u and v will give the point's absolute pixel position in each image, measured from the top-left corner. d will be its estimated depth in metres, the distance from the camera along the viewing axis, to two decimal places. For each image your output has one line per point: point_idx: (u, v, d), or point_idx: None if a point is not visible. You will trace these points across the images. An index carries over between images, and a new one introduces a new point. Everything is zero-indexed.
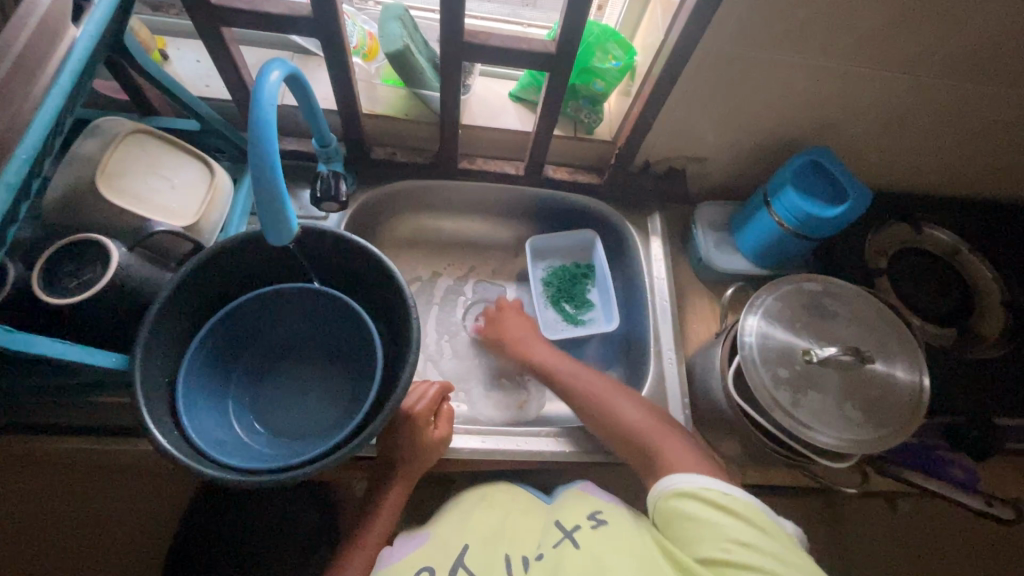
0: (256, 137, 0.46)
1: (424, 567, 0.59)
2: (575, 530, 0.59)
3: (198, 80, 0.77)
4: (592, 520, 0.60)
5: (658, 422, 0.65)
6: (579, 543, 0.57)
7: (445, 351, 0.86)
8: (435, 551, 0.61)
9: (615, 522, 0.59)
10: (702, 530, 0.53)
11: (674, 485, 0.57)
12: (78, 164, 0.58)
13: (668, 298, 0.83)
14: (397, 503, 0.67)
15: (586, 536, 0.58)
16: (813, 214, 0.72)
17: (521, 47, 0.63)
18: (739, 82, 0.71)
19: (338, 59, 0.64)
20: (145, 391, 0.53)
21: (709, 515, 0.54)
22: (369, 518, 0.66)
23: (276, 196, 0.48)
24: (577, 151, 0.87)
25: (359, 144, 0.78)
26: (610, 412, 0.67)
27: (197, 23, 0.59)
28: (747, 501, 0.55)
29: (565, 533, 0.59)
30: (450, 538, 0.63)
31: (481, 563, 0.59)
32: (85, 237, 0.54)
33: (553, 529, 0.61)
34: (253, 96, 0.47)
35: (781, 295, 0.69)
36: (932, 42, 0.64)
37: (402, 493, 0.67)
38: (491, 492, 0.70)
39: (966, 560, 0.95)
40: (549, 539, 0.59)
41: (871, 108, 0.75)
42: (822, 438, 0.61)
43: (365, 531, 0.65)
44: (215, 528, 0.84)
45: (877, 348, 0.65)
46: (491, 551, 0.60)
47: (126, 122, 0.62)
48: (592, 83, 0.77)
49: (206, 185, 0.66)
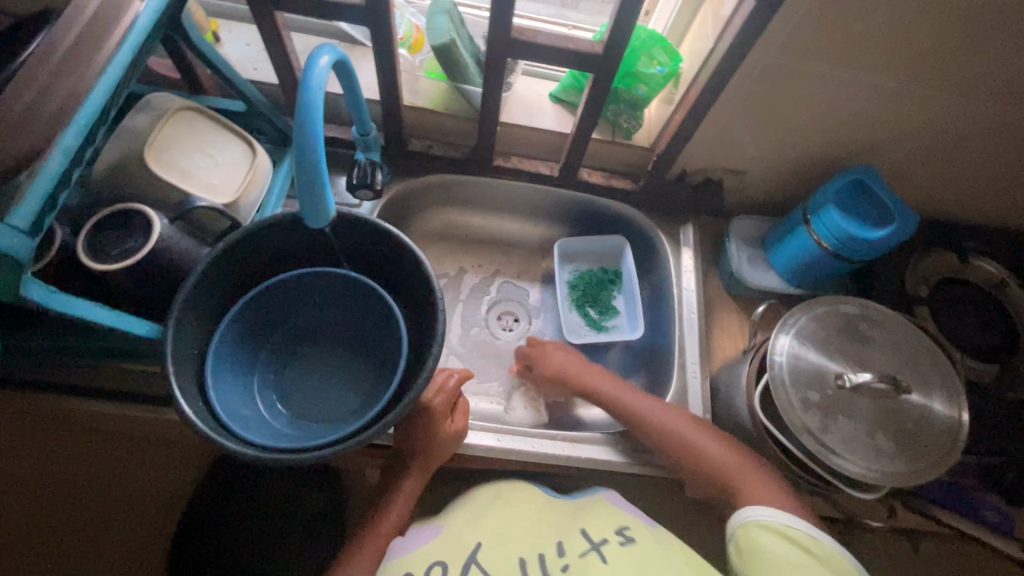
0: (302, 118, 0.47)
1: (437, 562, 0.60)
2: (603, 543, 0.61)
3: (246, 63, 0.79)
4: (619, 536, 0.61)
5: (739, 457, 0.64)
6: (607, 558, 0.59)
7: (466, 348, 0.86)
8: (448, 544, 0.62)
9: (642, 540, 0.61)
10: (783, 564, 0.54)
11: (753, 515, 0.59)
12: (129, 137, 0.59)
13: (695, 311, 0.81)
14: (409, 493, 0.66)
15: (613, 553, 0.60)
16: (854, 235, 0.70)
17: (567, 47, 0.62)
18: (785, 95, 0.69)
19: (384, 49, 0.65)
20: (175, 361, 0.54)
21: (791, 552, 0.55)
22: (384, 503, 0.66)
23: (316, 179, 0.49)
24: (613, 156, 0.86)
25: (397, 135, 0.79)
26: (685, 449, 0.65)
27: (251, 7, 0.61)
28: (829, 546, 0.55)
29: (592, 545, 0.61)
30: (464, 535, 0.63)
31: (492, 560, 0.60)
32: (129, 207, 0.56)
33: (579, 535, 0.62)
34: (302, 79, 0.48)
35: (815, 315, 0.67)
36: (993, 66, 0.61)
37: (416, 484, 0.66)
38: (505, 489, 0.69)
39: None
40: (574, 548, 0.61)
41: (923, 130, 0.72)
42: (850, 466, 0.58)
43: (381, 519, 0.65)
44: (228, 502, 0.85)
45: (913, 378, 0.63)
46: (505, 553, 0.61)
47: (176, 99, 0.63)
48: (634, 88, 0.76)
49: (247, 165, 0.67)
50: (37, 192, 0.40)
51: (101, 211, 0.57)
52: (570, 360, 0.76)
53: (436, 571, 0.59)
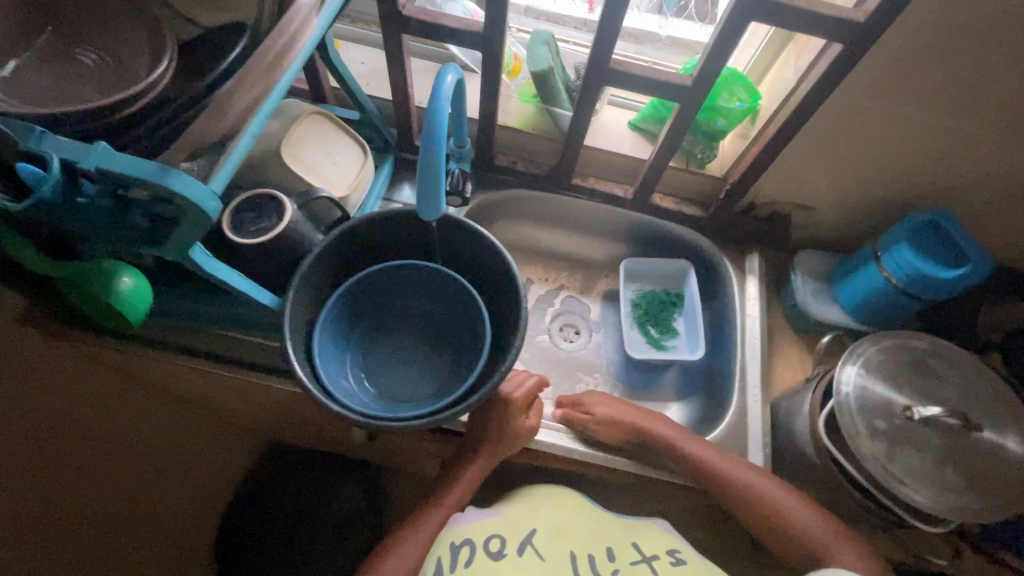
0: (429, 121, 0.53)
1: (495, 535, 0.64)
2: (653, 559, 0.63)
3: (362, 79, 0.89)
4: (671, 556, 0.64)
5: (795, 499, 0.67)
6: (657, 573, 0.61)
7: (529, 353, 0.91)
8: (509, 524, 0.65)
9: (691, 564, 0.63)
10: None
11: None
12: (269, 136, 0.69)
13: (758, 337, 0.83)
14: (474, 480, 0.70)
15: (664, 568, 0.62)
16: (926, 274, 0.71)
17: (659, 78, 0.68)
18: (864, 135, 0.72)
19: (491, 71, 0.72)
20: (292, 324, 0.61)
21: None
22: (445, 483, 0.70)
23: (436, 175, 0.55)
24: (685, 184, 0.91)
25: (487, 150, 0.87)
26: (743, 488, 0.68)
27: (384, 31, 0.70)
28: None
29: (643, 557, 0.63)
30: (522, 519, 0.66)
31: (549, 549, 0.63)
32: (264, 192, 0.64)
33: (631, 547, 0.64)
34: (433, 91, 0.55)
35: (884, 347, 0.68)
36: None
37: (481, 471, 0.70)
38: (561, 494, 0.71)
39: None
40: (626, 557, 0.63)
41: (1002, 176, 0.73)
42: (917, 497, 0.59)
43: (442, 494, 0.69)
44: (279, 494, 0.99)
45: (986, 416, 0.63)
46: (559, 545, 0.63)
47: (306, 105, 0.72)
48: (714, 121, 0.81)
49: (358, 165, 0.75)
50: (229, 167, 0.47)
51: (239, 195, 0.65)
52: (611, 404, 0.75)
53: (495, 543, 0.63)
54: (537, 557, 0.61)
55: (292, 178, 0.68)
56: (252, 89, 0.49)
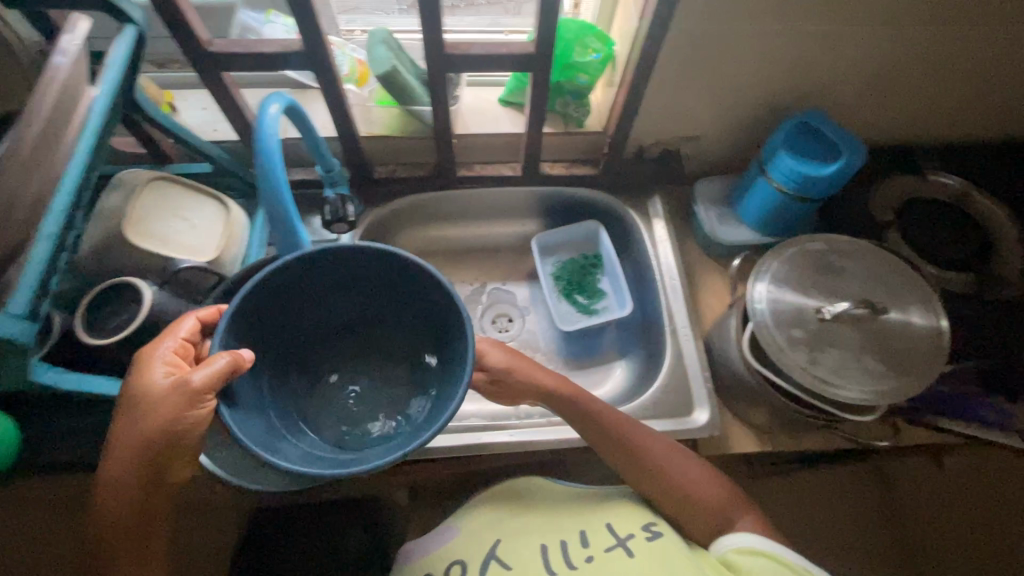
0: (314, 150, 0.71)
1: (458, 561, 0.65)
2: (628, 538, 0.62)
3: (206, 126, 0.81)
4: (646, 531, 0.63)
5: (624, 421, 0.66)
6: (631, 552, 0.61)
7: None
8: (518, 544, 0.64)
9: (666, 535, 0.62)
10: (525, 542, 0.65)
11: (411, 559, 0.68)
12: (108, 216, 0.62)
13: (677, 276, 0.84)
14: (196, 356, 0.54)
15: (640, 546, 0.61)
16: (808, 175, 0.73)
17: (502, 52, 0.64)
18: (724, 52, 0.72)
19: (332, 89, 0.67)
20: None
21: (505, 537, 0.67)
22: None
23: (331, 167, 0.74)
24: (570, 145, 0.88)
25: (361, 165, 0.81)
26: (627, 438, 0.65)
27: (202, 75, 0.62)
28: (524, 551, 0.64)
29: (618, 541, 0.63)
30: (592, 537, 0.64)
31: (521, 553, 0.63)
32: (113, 280, 0.58)
33: (604, 532, 0.64)
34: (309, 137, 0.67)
35: (787, 258, 0.68)
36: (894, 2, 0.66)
37: (187, 362, 0.52)
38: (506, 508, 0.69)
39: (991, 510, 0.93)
40: (599, 544, 0.63)
41: (830, 67, 0.75)
42: (852, 395, 0.61)
43: None
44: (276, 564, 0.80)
45: (887, 298, 0.65)
46: (526, 542, 0.65)
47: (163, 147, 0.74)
48: (576, 78, 0.79)
49: (223, 222, 0.69)
50: (38, 254, 0.45)
51: (92, 264, 0.62)
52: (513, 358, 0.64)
53: (456, 571, 0.64)
54: (503, 567, 0.62)
55: (135, 250, 0.61)
56: (34, 183, 0.43)
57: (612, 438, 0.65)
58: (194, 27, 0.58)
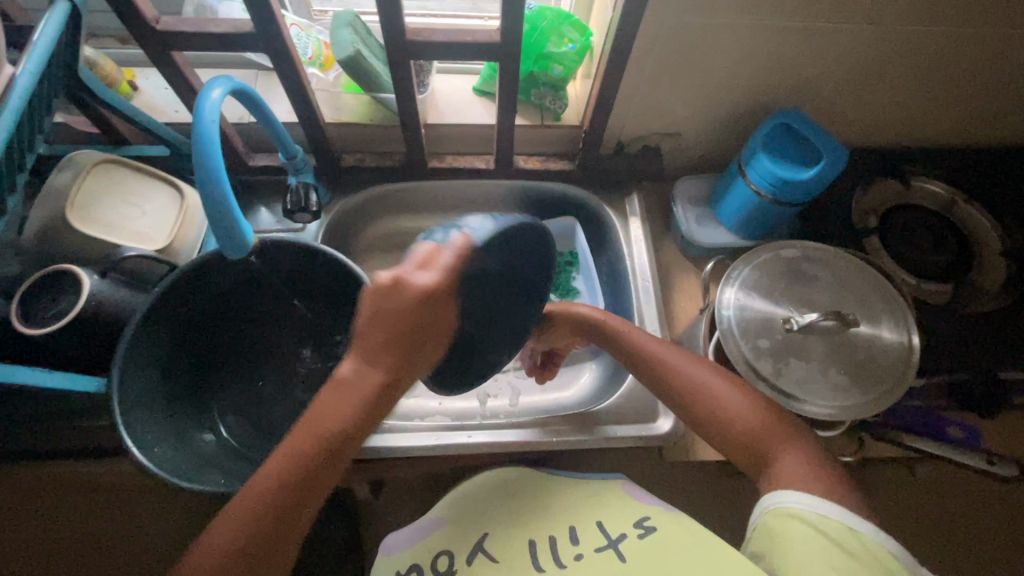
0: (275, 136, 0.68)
1: (443, 552, 0.59)
2: (621, 538, 0.55)
3: (167, 106, 0.78)
4: (639, 528, 0.55)
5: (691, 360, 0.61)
6: (624, 556, 0.53)
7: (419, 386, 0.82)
8: (500, 538, 0.58)
9: (663, 528, 0.54)
10: (513, 533, 0.59)
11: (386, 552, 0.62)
12: (51, 199, 0.60)
13: (650, 277, 0.82)
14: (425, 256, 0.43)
15: (632, 547, 0.54)
16: (785, 178, 0.70)
17: (466, 39, 0.61)
18: (702, 46, 0.69)
19: (289, 73, 0.64)
20: (122, 392, 0.56)
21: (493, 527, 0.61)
22: None
23: (293, 154, 0.72)
24: (547, 139, 0.85)
25: (327, 153, 0.78)
26: (675, 376, 0.61)
27: (151, 53, 0.59)
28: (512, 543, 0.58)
29: (609, 541, 0.55)
30: (585, 533, 0.57)
31: (503, 547, 0.58)
32: (54, 267, 0.57)
33: (596, 530, 0.57)
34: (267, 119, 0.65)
35: (758, 264, 0.66)
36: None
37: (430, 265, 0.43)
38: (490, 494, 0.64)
39: (963, 526, 0.92)
40: (590, 543, 0.56)
41: (814, 65, 0.72)
42: (815, 408, 0.59)
43: None
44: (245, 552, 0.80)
45: (859, 309, 0.63)
46: (513, 537, 0.59)
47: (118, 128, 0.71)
48: (550, 69, 0.76)
49: (176, 209, 0.67)
50: None
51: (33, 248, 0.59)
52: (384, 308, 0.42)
53: (444, 563, 0.58)
54: (490, 563, 0.57)
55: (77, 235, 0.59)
56: None
57: (670, 381, 0.61)
58: (137, 3, 0.55)
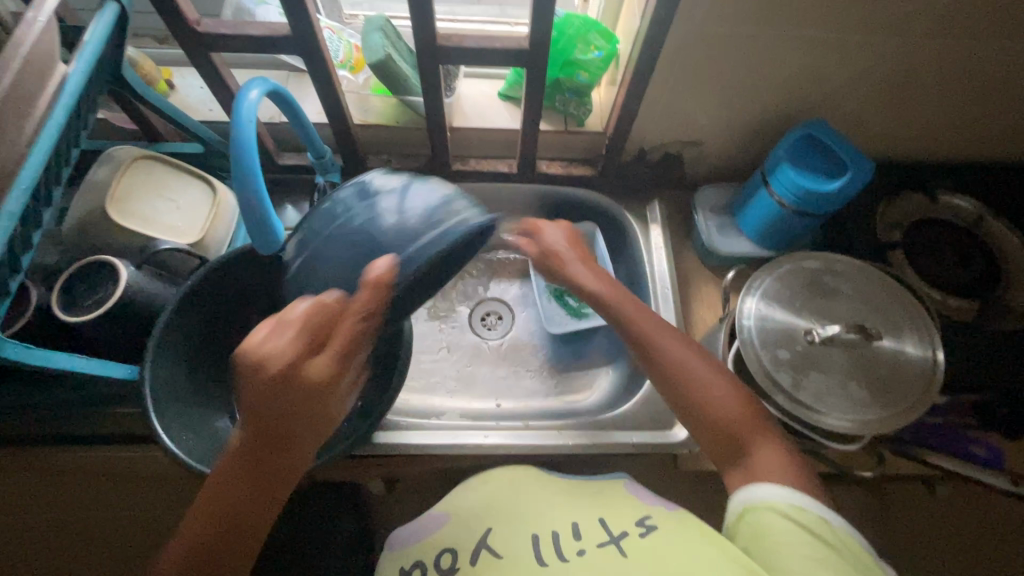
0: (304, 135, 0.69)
1: (447, 549, 0.59)
2: (622, 535, 0.54)
3: (201, 105, 0.80)
4: (640, 526, 0.55)
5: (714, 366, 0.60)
6: (626, 551, 0.52)
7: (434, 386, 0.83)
8: (500, 530, 0.58)
9: (664, 527, 0.54)
10: (517, 528, 0.58)
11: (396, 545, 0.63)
12: (90, 193, 0.62)
13: (670, 284, 0.82)
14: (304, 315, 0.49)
15: (633, 545, 0.53)
16: (810, 189, 0.70)
17: (495, 46, 0.62)
18: (729, 56, 0.70)
19: (322, 75, 0.65)
20: (153, 380, 0.58)
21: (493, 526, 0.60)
22: None
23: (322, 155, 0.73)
24: (569, 144, 0.86)
25: (353, 153, 0.79)
26: (681, 372, 0.59)
27: (190, 54, 0.61)
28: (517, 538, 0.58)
29: (611, 537, 0.54)
30: (588, 528, 0.56)
31: (503, 541, 0.57)
32: (92, 257, 0.59)
33: (598, 526, 0.56)
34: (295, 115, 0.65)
35: (780, 275, 0.66)
36: (910, 13, 0.63)
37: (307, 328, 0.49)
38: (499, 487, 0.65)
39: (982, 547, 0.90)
40: (592, 537, 0.55)
41: (842, 77, 0.72)
42: (835, 423, 0.58)
43: None
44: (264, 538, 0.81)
45: (882, 323, 0.62)
46: (515, 530, 0.58)
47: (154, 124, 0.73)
48: (575, 75, 0.77)
49: (208, 205, 0.69)
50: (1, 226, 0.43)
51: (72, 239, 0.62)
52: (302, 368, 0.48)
53: (448, 559, 0.58)
54: (492, 558, 0.56)
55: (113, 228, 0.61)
56: None
57: (667, 375, 0.60)
58: (180, 6, 0.56)
